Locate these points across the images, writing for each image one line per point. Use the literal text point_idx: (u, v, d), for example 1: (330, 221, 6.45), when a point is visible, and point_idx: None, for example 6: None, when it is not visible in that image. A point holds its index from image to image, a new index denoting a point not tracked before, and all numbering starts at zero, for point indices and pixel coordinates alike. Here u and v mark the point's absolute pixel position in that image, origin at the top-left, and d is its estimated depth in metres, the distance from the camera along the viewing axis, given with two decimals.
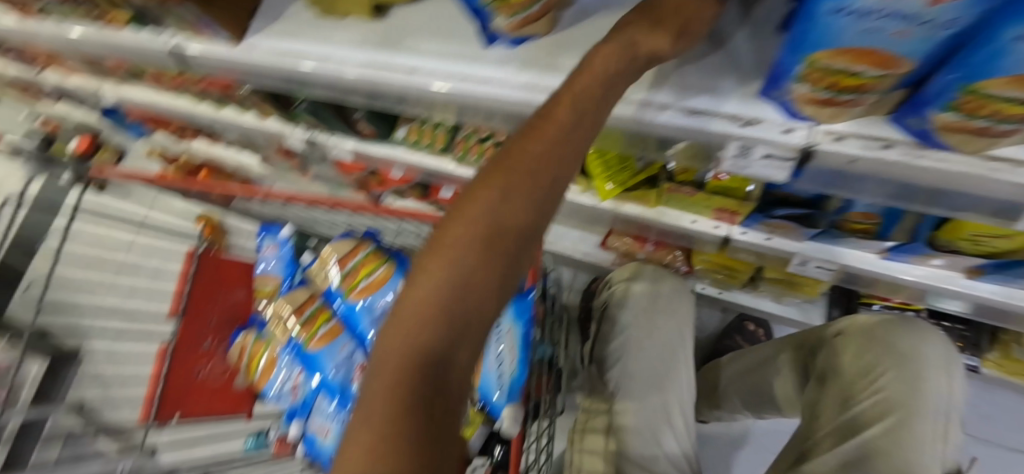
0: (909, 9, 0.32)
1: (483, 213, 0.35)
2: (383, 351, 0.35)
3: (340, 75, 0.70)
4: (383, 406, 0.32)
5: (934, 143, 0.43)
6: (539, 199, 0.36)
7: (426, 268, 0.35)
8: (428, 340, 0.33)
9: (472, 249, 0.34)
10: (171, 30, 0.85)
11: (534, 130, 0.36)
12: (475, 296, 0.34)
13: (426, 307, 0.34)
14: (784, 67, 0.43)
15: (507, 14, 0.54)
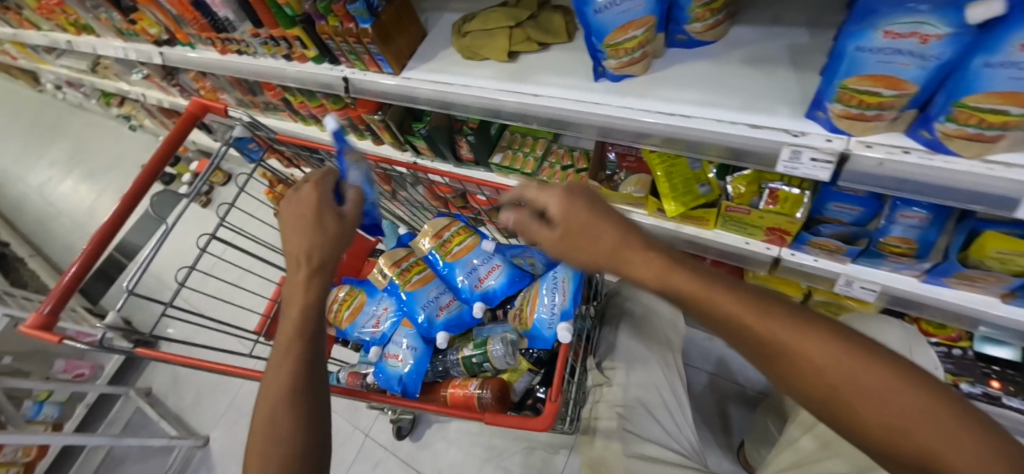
0: (910, 46, 0.52)
1: (283, 367, 0.59)
2: (262, 430, 0.54)
3: (478, 97, 0.94)
4: (271, 436, 0.54)
5: (944, 150, 0.59)
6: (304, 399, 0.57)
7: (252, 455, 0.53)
8: (295, 399, 0.57)
9: (283, 430, 0.55)
10: (344, 65, 1.15)
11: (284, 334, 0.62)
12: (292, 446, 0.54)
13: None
14: (825, 94, 0.63)
15: (619, 55, 0.77)
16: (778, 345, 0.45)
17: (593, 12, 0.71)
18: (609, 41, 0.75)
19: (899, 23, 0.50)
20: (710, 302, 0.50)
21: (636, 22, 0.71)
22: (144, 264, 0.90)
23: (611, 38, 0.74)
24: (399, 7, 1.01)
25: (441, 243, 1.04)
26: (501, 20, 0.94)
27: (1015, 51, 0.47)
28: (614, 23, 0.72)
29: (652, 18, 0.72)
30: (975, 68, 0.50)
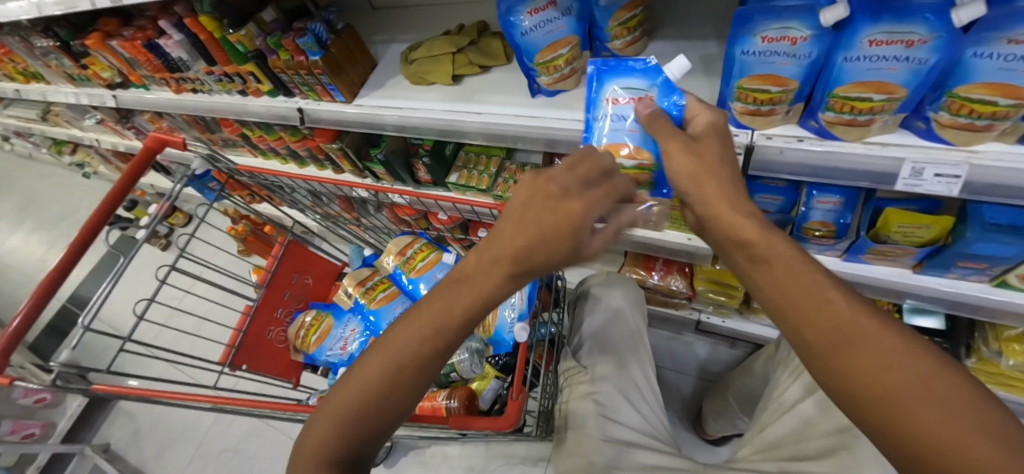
0: (784, 48, 0.60)
1: (404, 341, 0.47)
2: (356, 377, 0.47)
3: (425, 118, 1.00)
4: (357, 401, 0.46)
5: (830, 135, 0.67)
6: (436, 364, 0.48)
7: (344, 389, 0.47)
8: (395, 370, 0.46)
9: (393, 383, 0.46)
10: (299, 96, 1.20)
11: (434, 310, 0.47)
12: (388, 406, 0.47)
13: (339, 417, 0.46)
14: (726, 94, 0.70)
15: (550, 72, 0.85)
16: (852, 341, 0.37)
17: (520, 34, 0.79)
18: (539, 60, 0.82)
19: (772, 28, 0.59)
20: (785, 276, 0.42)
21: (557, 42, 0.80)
22: (101, 298, 0.90)
23: (540, 57, 0.82)
24: (348, 39, 1.08)
25: (405, 260, 1.06)
26: (443, 46, 1.01)
27: (864, 45, 0.55)
28: (541, 43, 0.80)
29: (575, 37, 0.81)
30: (839, 63, 0.59)
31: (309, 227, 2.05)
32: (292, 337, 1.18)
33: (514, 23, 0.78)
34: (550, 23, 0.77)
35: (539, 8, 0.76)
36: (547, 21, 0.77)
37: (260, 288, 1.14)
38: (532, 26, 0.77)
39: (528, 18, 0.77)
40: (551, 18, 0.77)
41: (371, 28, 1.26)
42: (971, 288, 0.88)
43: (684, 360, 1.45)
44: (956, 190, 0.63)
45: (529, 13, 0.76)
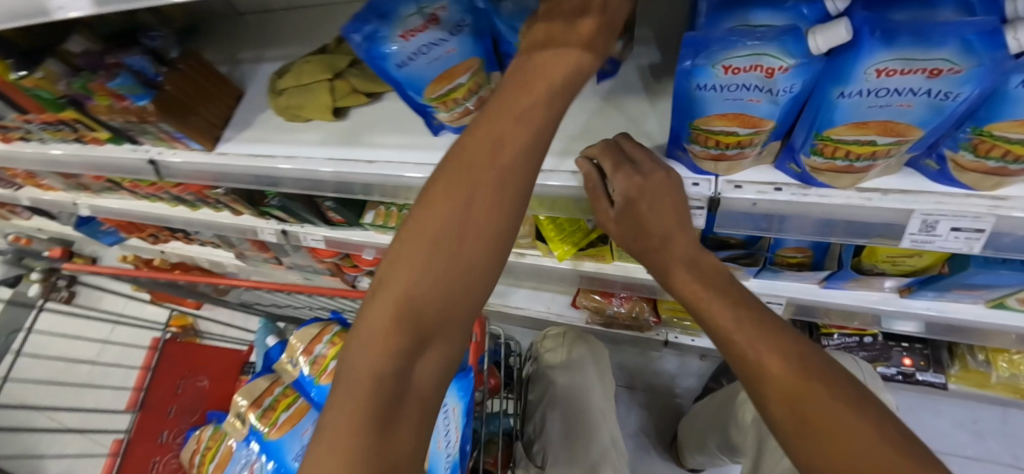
0: (755, 81, 0.42)
1: (414, 260, 0.35)
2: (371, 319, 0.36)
3: (303, 171, 0.77)
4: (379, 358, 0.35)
5: (815, 182, 0.50)
6: (508, 233, 0.36)
7: (391, 292, 0.36)
8: (420, 304, 0.35)
9: (454, 264, 0.35)
10: (148, 143, 0.93)
11: (446, 220, 0.35)
12: (449, 297, 0.35)
13: (395, 309, 0.35)
14: (679, 133, 0.52)
15: (450, 106, 0.63)
16: (762, 359, 0.41)
17: (396, 66, 0.56)
18: (430, 95, 0.60)
19: (737, 56, 0.40)
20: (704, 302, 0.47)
21: (447, 71, 0.58)
22: None
23: (432, 91, 0.60)
24: (190, 71, 0.82)
25: (313, 360, 0.76)
26: (315, 72, 0.77)
27: (868, 76, 0.38)
28: (428, 75, 0.58)
29: (478, 59, 0.59)
30: (831, 100, 0.41)
31: (227, 266, 1.78)
32: (192, 461, 0.95)
33: (386, 52, 0.54)
34: (436, 47, 0.55)
35: (415, 28, 0.53)
36: (430, 44, 0.55)
37: (134, 414, 1.37)
38: (407, 55, 0.55)
39: (402, 46, 0.54)
40: (436, 41, 0.55)
41: (234, 42, 0.99)
42: (964, 312, 0.75)
43: (656, 379, 1.31)
44: (977, 249, 0.48)
45: (402, 36, 0.53)
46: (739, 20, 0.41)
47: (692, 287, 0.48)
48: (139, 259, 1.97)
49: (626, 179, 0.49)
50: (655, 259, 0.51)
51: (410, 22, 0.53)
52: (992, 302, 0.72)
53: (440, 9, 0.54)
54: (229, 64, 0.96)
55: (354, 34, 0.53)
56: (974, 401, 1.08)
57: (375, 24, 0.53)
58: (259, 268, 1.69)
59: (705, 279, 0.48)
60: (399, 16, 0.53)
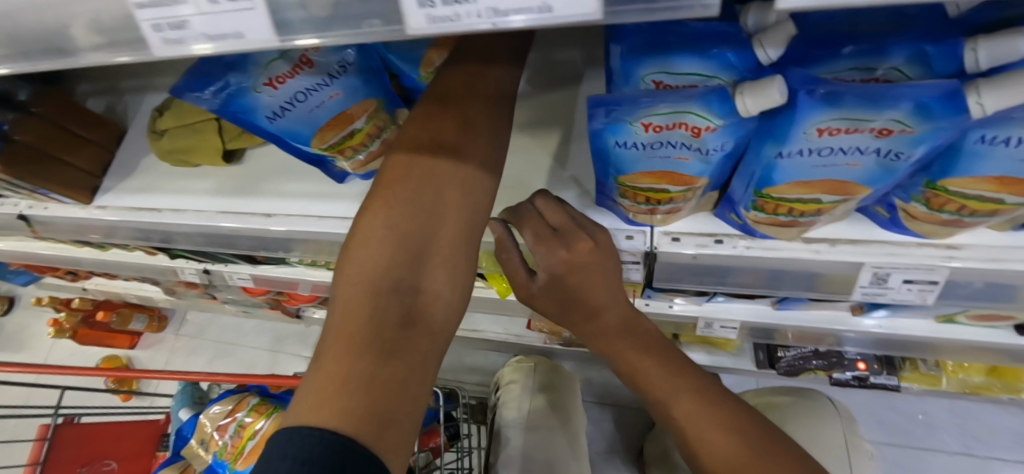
0: (681, 138, 0.35)
1: (390, 201, 0.35)
2: (349, 273, 0.33)
3: (195, 226, 0.67)
4: (364, 304, 0.31)
5: (758, 234, 0.45)
6: (490, 147, 0.38)
7: (389, 214, 0.35)
8: (404, 240, 0.34)
9: (447, 176, 0.36)
10: (15, 196, 0.79)
11: (417, 156, 0.36)
12: (445, 206, 0.36)
13: (379, 254, 0.33)
14: (606, 187, 0.45)
15: (349, 155, 0.54)
16: (702, 429, 0.43)
17: (267, 119, 0.47)
18: (319, 145, 0.51)
19: (657, 113, 0.33)
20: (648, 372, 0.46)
21: (333, 119, 0.49)
22: None
23: (320, 140, 0.50)
24: (47, 113, 0.68)
25: (224, 445, 0.67)
26: (197, 111, 0.66)
27: (809, 136, 0.32)
28: (310, 124, 0.48)
29: (375, 99, 0.50)
30: (769, 160, 0.35)
31: (158, 302, 1.63)
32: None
33: (252, 103, 0.45)
34: (317, 92, 0.46)
35: (283, 74, 0.44)
36: (306, 90, 0.46)
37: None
38: (278, 106, 0.46)
39: (268, 97, 0.45)
40: (314, 86, 0.45)
41: (113, 69, 0.85)
42: (917, 328, 0.72)
43: (621, 392, 1.28)
44: (932, 299, 0.44)
45: (268, 84, 0.44)
46: (659, 67, 0.34)
47: (634, 360, 0.46)
48: (59, 300, 1.78)
49: (549, 254, 0.42)
50: (593, 335, 0.47)
51: (274, 67, 0.44)
52: (944, 318, 0.70)
53: (312, 49, 0.45)
54: (109, 95, 0.82)
55: (199, 91, 0.44)
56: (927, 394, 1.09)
57: (230, 74, 0.44)
58: (193, 303, 1.54)
59: (645, 346, 0.46)
60: (256, 62, 0.43)
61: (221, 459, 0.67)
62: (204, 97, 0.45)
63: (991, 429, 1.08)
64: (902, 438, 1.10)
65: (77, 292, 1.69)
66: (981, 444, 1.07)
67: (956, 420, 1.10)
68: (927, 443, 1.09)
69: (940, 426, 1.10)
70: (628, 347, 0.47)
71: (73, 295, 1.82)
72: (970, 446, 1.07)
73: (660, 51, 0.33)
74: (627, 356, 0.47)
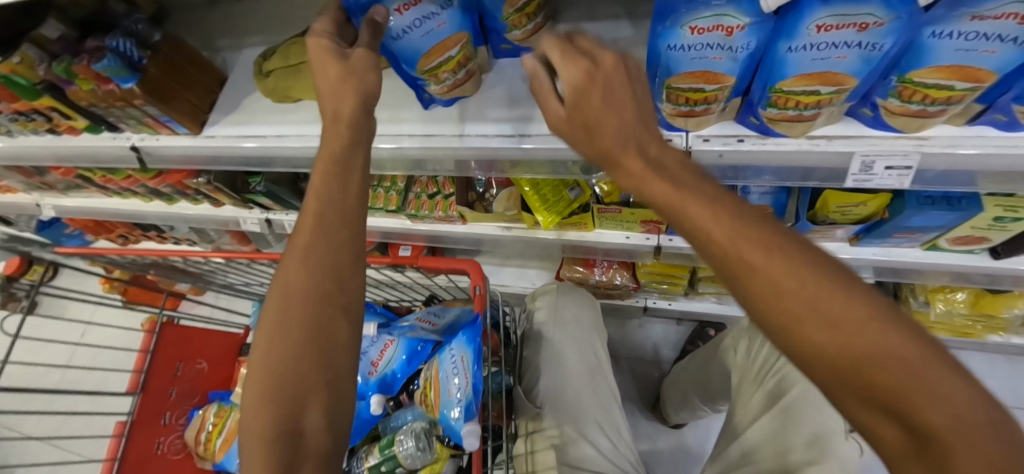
0: (718, 40, 0.47)
1: (286, 292, 0.43)
2: (260, 355, 0.42)
3: (295, 149, 0.79)
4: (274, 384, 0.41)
5: (772, 133, 0.57)
6: (344, 228, 0.45)
7: (296, 240, 0.45)
8: (296, 325, 0.42)
9: (315, 257, 0.43)
10: (129, 131, 0.92)
11: (302, 244, 0.44)
12: (324, 285, 0.43)
13: (277, 339, 0.42)
14: (654, 94, 0.58)
15: (442, 79, 0.67)
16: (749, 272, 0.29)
17: (392, 38, 0.60)
18: (422, 67, 0.64)
19: (701, 17, 0.46)
20: (707, 220, 0.31)
21: (436, 46, 0.62)
22: None
23: (424, 64, 0.63)
24: (172, 51, 0.82)
25: None
26: (303, 53, 0.79)
27: (811, 32, 0.44)
28: (422, 46, 0.61)
29: (466, 33, 0.63)
30: (782, 56, 0.48)
31: (204, 264, 1.75)
32: (196, 444, 0.87)
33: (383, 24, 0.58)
34: (428, 21, 0.59)
35: (408, 3, 0.57)
36: (422, 18, 0.58)
37: (135, 397, 1.14)
38: (401, 29, 0.59)
39: (397, 17, 0.57)
40: (427, 15, 0.58)
41: (211, 30, 0.99)
42: (906, 256, 0.86)
43: (637, 346, 1.38)
44: (908, 183, 0.57)
45: (397, 10, 0.57)
46: None
47: (688, 208, 0.32)
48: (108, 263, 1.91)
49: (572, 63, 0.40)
50: (625, 173, 0.37)
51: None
52: (927, 244, 0.83)
53: None
54: (208, 51, 0.96)
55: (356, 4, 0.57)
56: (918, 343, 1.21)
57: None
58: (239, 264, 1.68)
59: (690, 186, 0.33)
60: None
61: None
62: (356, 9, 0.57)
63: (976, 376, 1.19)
64: None
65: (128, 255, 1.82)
66: None
67: None
68: None
69: None
70: (674, 190, 0.33)
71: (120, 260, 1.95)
72: None
73: None
74: (675, 205, 0.33)
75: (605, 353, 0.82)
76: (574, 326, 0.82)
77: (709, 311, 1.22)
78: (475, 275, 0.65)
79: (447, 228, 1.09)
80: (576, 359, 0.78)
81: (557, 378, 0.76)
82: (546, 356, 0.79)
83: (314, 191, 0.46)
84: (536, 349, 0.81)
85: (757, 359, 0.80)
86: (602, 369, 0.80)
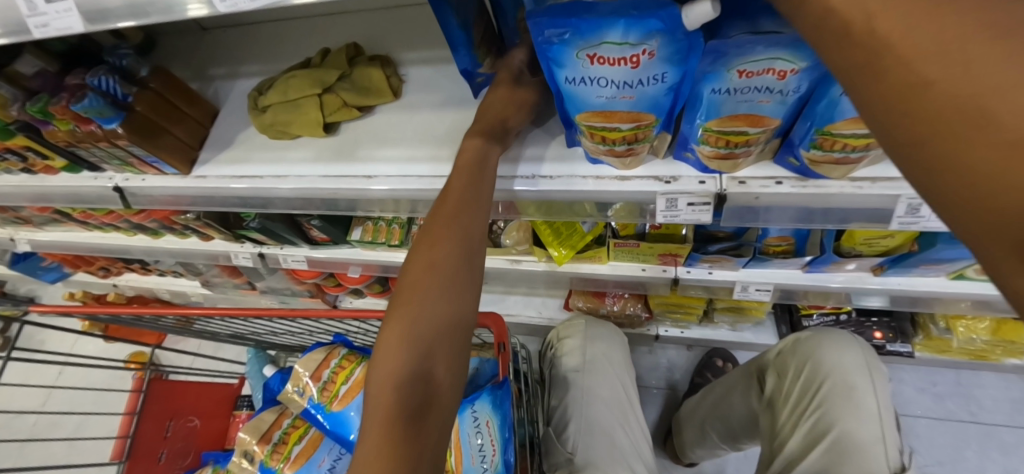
0: (767, 82, 0.44)
1: (434, 241, 0.43)
2: (401, 296, 0.41)
3: (295, 190, 0.74)
4: (411, 327, 0.39)
5: (812, 175, 0.54)
6: (483, 206, 0.47)
7: (445, 202, 0.46)
8: (445, 274, 0.41)
9: (465, 218, 0.45)
10: (111, 170, 0.86)
11: (451, 204, 0.46)
12: (471, 243, 0.43)
13: (418, 284, 0.41)
14: (688, 135, 0.54)
15: (595, 141, 0.56)
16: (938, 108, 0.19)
17: (565, 79, 0.47)
18: (583, 120, 0.53)
19: (751, 61, 0.42)
20: (991, 146, 0.17)
21: (610, 111, 0.50)
22: None
23: (585, 120, 0.52)
24: (162, 89, 0.77)
25: (320, 388, 0.71)
26: (302, 87, 0.75)
27: None
28: (589, 104, 0.50)
29: (653, 117, 0.50)
30: (834, 100, 0.44)
31: (190, 296, 1.67)
32: None
33: (566, 63, 0.45)
34: (619, 87, 0.46)
35: (607, 58, 0.43)
36: (609, 80, 0.46)
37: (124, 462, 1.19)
38: (582, 77, 0.46)
39: (582, 65, 0.45)
40: (619, 82, 0.46)
41: (203, 59, 0.94)
42: (930, 285, 0.83)
43: (646, 375, 1.33)
44: None
45: (589, 57, 0.44)
46: (746, 28, 0.43)
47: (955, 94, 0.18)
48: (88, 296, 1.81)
49: None
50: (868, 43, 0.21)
51: (606, 49, 0.43)
52: (954, 275, 0.81)
53: (650, 54, 0.43)
54: (200, 81, 0.91)
55: (542, 27, 0.44)
56: (934, 365, 1.19)
57: (561, 36, 0.43)
58: (229, 296, 1.61)
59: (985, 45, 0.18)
60: (597, 37, 0.42)
61: (318, 404, 0.71)
62: (540, 33, 0.44)
63: (990, 398, 1.18)
64: (911, 407, 1.18)
65: (109, 287, 1.75)
66: (983, 412, 1.16)
67: (958, 389, 1.19)
68: (934, 412, 1.18)
69: (943, 397, 1.19)
70: (978, 70, 0.17)
71: (99, 292, 1.85)
72: (973, 413, 1.17)
73: (748, 16, 0.43)
74: (961, 99, 0.18)
75: (634, 398, 0.79)
76: (604, 371, 0.79)
77: (720, 338, 1.19)
78: (499, 328, 0.64)
79: None
80: (612, 409, 0.75)
81: (589, 429, 0.72)
82: (578, 406, 0.75)
83: (460, 168, 0.50)
84: (564, 396, 0.78)
85: (787, 393, 0.76)
86: (634, 417, 0.76)
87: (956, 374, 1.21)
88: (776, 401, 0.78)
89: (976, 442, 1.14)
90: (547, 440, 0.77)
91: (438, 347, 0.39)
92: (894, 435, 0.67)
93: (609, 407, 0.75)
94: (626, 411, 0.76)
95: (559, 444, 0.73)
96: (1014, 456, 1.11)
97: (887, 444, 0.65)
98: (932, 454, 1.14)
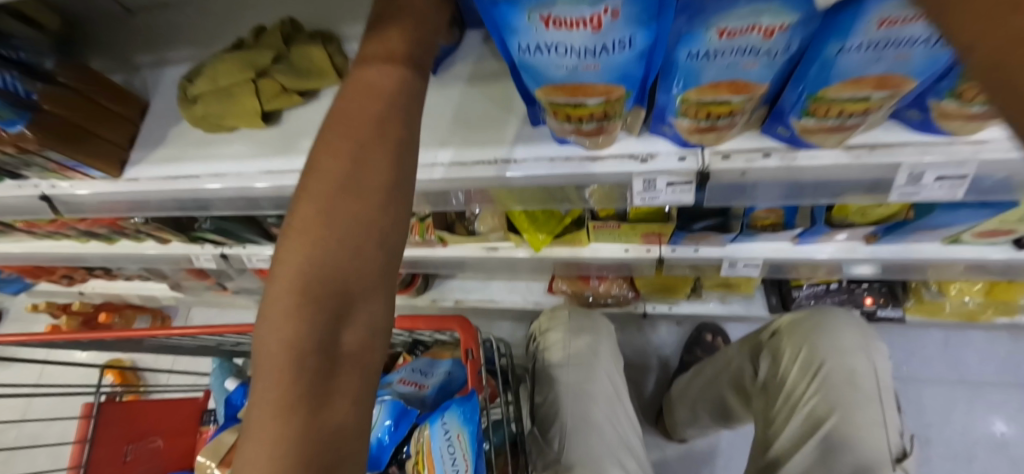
0: (753, 43, 0.37)
1: (332, 165, 0.33)
2: (293, 232, 0.32)
3: (236, 190, 0.66)
4: (304, 275, 0.30)
5: (804, 144, 0.49)
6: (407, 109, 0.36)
7: (351, 107, 0.34)
8: (348, 202, 0.32)
9: (375, 128, 0.33)
10: (35, 177, 0.78)
11: (359, 110, 0.34)
12: (383, 162, 0.33)
13: (314, 219, 0.31)
14: (665, 107, 0.48)
15: (560, 118, 0.49)
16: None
17: (517, 47, 0.40)
18: (543, 95, 0.46)
19: (733, 17, 0.35)
20: None
21: (572, 84, 0.43)
22: None
23: (547, 94, 0.45)
24: (74, 84, 0.66)
25: None
26: (232, 72, 0.66)
27: (871, 28, 0.33)
28: (549, 76, 0.42)
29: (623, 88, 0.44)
30: (829, 60, 0.38)
31: (161, 300, 1.60)
32: None
33: (515, 28, 0.38)
34: (578, 56, 0.39)
35: (563, 19, 0.35)
36: (565, 47, 0.38)
37: None
38: (535, 44, 0.39)
39: (536, 30, 0.37)
40: (579, 50, 0.38)
41: (128, 46, 0.84)
42: (926, 250, 0.79)
43: (636, 353, 1.30)
44: (960, 193, 0.49)
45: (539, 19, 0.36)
46: None
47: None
48: (54, 305, 1.73)
49: None
50: None
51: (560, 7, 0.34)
52: (950, 239, 0.77)
53: (610, 13, 0.35)
54: (126, 72, 0.81)
55: None
56: (926, 327, 1.17)
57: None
58: (201, 297, 1.54)
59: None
60: None
61: None
62: None
63: (980, 356, 1.17)
64: (902, 369, 1.17)
65: (74, 296, 1.67)
66: (973, 371, 1.16)
67: (948, 348, 1.18)
68: (925, 373, 1.17)
69: (934, 357, 1.18)
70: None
71: (67, 300, 1.77)
72: (963, 372, 1.16)
73: None
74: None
75: (622, 389, 0.75)
76: (591, 364, 0.75)
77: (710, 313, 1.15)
78: (466, 336, 0.60)
79: (429, 252, 0.97)
80: (599, 403, 0.71)
81: (576, 427, 0.68)
82: (564, 403, 0.71)
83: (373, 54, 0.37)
84: (550, 393, 0.74)
85: (783, 376, 0.73)
86: (623, 411, 0.72)
87: (948, 335, 1.19)
88: (772, 384, 0.75)
89: (964, 401, 1.14)
90: (533, 438, 0.73)
91: (343, 296, 0.30)
92: (896, 418, 0.64)
93: (595, 402, 0.71)
94: (614, 404, 0.72)
95: (547, 445, 0.69)
96: (1002, 412, 1.11)
97: (886, 428, 0.62)
98: (922, 415, 1.14)
